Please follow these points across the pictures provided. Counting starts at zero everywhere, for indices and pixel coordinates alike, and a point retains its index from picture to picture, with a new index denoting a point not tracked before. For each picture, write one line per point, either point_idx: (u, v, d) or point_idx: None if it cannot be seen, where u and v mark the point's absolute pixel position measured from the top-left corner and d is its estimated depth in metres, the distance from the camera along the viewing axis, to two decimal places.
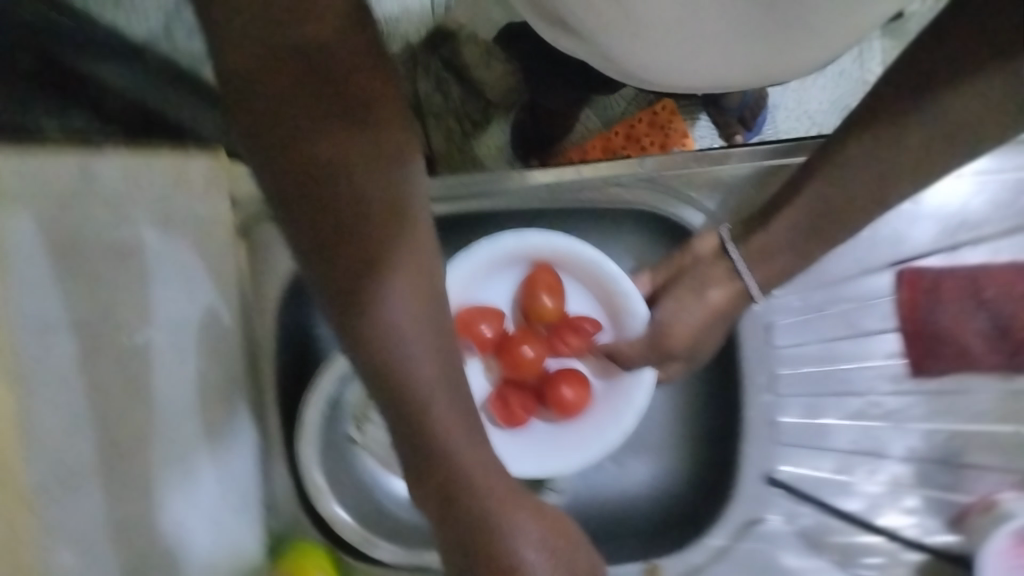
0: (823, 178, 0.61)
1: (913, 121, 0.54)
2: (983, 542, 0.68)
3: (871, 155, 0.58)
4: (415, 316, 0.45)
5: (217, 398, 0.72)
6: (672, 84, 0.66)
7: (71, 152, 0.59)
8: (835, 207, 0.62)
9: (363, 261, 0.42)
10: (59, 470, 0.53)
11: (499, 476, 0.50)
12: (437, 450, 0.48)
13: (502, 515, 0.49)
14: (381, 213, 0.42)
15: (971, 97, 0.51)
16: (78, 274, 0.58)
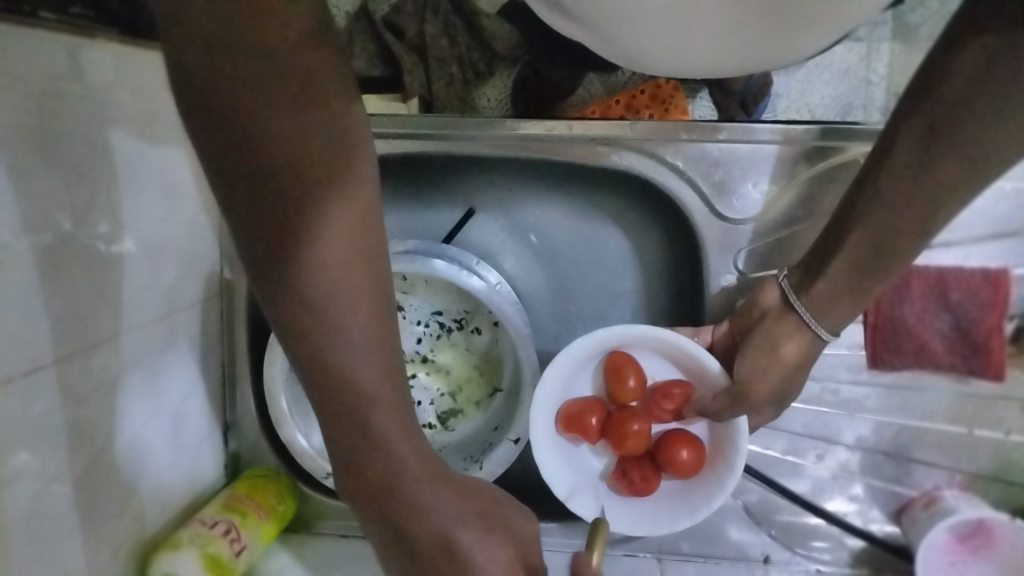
0: (858, 226, 0.52)
1: (880, 198, 0.50)
2: (922, 536, 0.71)
3: (904, 198, 0.49)
4: (317, 272, 0.43)
5: (186, 314, 0.73)
6: (662, 66, 0.68)
7: (75, 38, 0.57)
8: (881, 243, 0.51)
9: (267, 201, 0.40)
10: (57, 354, 0.55)
11: (413, 449, 0.47)
12: (350, 413, 0.46)
13: (414, 482, 0.47)
14: (284, 158, 0.40)
15: (937, 188, 0.47)
16: (79, 167, 0.57)
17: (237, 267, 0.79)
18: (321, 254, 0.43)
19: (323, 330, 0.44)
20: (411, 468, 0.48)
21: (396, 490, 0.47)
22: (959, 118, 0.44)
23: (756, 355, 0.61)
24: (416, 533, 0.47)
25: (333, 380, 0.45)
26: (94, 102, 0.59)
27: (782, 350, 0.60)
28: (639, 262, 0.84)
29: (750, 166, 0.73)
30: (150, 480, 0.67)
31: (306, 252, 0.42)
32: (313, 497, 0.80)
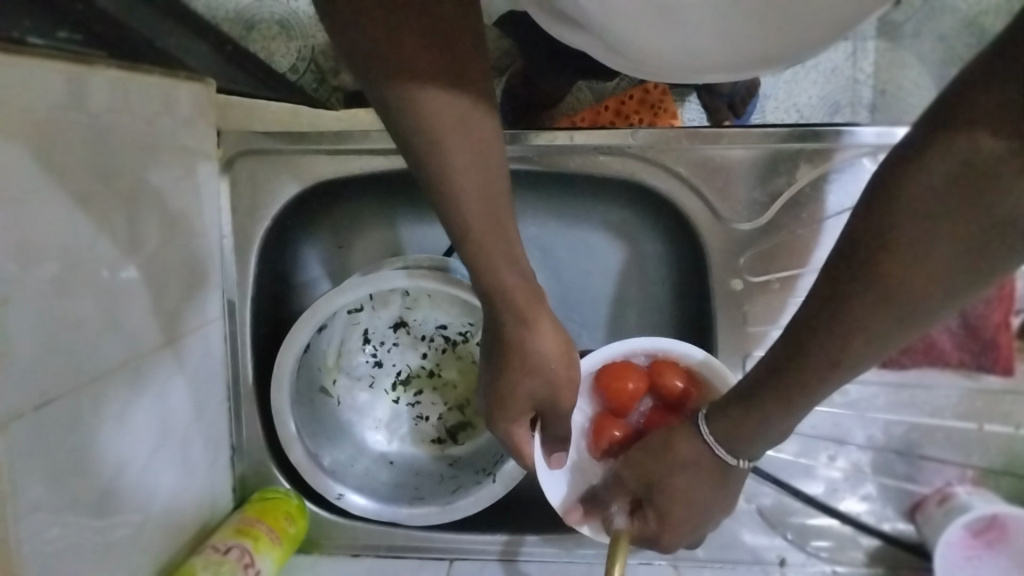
0: (794, 371, 0.45)
1: (811, 347, 0.43)
2: (938, 533, 0.72)
3: (826, 343, 0.42)
4: (451, 168, 0.48)
5: (191, 334, 0.72)
6: (673, 68, 0.69)
7: (72, 64, 0.56)
8: (814, 373, 0.44)
9: (409, 95, 0.46)
10: (62, 381, 0.54)
11: (547, 326, 0.55)
12: (508, 303, 0.53)
13: (536, 361, 0.55)
14: (428, 79, 0.46)
15: (876, 315, 0.40)
16: (74, 192, 0.56)
17: (240, 285, 0.78)
18: (476, 181, 0.49)
19: (478, 246, 0.51)
20: (538, 369, 0.56)
21: (513, 383, 0.56)
22: (912, 236, 0.37)
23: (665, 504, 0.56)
24: (502, 405, 0.58)
25: (481, 283, 0.53)
26: (92, 127, 0.58)
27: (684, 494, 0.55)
28: (642, 269, 0.84)
29: (752, 170, 0.74)
30: (162, 507, 0.67)
31: (460, 180, 0.49)
32: (325, 519, 0.79)
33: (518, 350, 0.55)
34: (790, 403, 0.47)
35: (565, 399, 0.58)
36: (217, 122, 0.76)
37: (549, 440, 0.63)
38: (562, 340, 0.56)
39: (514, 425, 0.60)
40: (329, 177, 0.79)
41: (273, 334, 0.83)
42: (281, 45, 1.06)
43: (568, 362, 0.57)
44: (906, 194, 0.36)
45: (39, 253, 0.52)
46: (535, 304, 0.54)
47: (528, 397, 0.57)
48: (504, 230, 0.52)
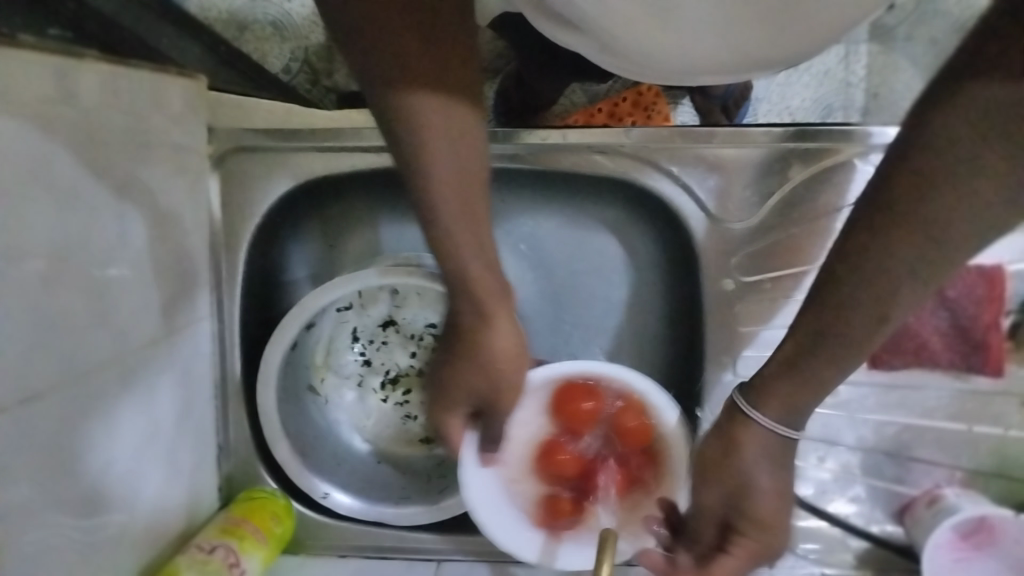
0: (803, 336, 0.45)
1: (832, 308, 0.42)
2: (927, 535, 0.71)
3: (854, 302, 0.41)
4: (425, 150, 0.48)
5: (179, 331, 0.71)
6: (665, 68, 0.69)
7: (61, 56, 0.56)
8: (855, 342, 0.43)
9: (394, 65, 0.45)
10: (46, 375, 0.53)
11: (506, 326, 0.54)
12: (465, 293, 0.52)
13: (489, 358, 0.54)
14: (414, 52, 0.45)
15: (894, 275, 0.39)
16: (61, 185, 0.56)
17: (229, 283, 0.78)
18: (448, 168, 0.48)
19: (440, 232, 0.50)
20: (487, 368, 0.54)
21: (456, 373, 0.55)
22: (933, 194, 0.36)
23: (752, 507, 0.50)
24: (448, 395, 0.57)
25: (447, 268, 0.52)
26: (82, 120, 0.58)
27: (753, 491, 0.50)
28: (633, 270, 0.84)
29: (744, 170, 0.74)
30: (149, 505, 0.66)
31: (432, 163, 0.48)
32: (312, 520, 0.79)
33: (472, 343, 0.54)
34: (817, 375, 0.46)
35: (508, 400, 0.57)
36: (207, 119, 0.76)
37: (484, 438, 0.61)
38: (519, 342, 0.55)
39: (447, 415, 0.58)
40: (320, 175, 0.79)
41: (262, 333, 0.83)
42: (274, 46, 1.06)
43: (519, 367, 0.56)
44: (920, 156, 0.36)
45: (25, 247, 0.52)
46: (497, 300, 0.53)
47: (469, 393, 0.56)
48: (476, 225, 0.51)
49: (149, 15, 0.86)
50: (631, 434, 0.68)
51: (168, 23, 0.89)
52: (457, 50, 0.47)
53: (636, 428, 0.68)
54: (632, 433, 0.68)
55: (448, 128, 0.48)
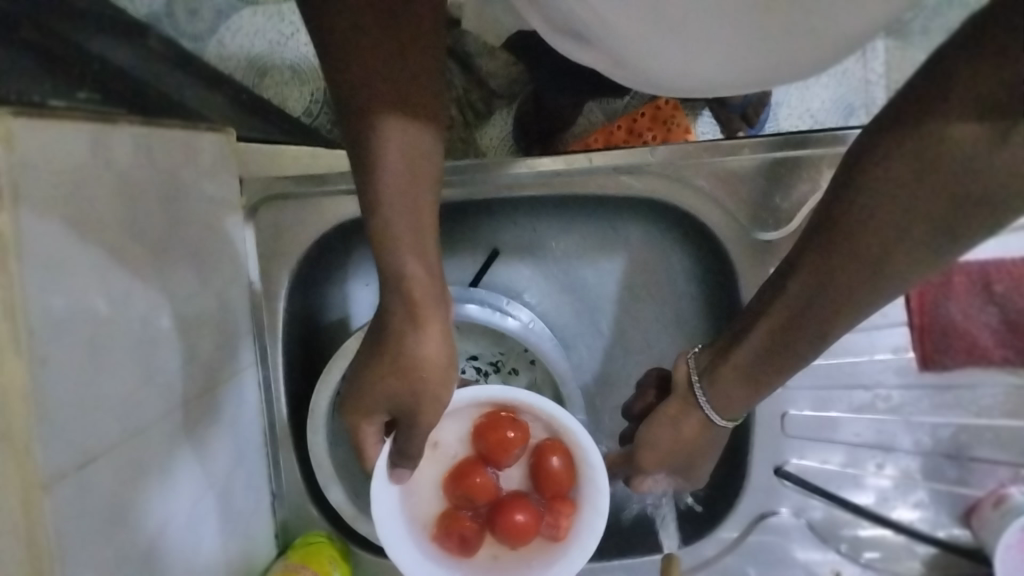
0: (762, 324, 0.52)
1: (788, 302, 0.50)
2: (996, 536, 0.70)
3: (800, 296, 0.49)
4: (382, 155, 0.51)
5: (225, 382, 0.72)
6: (681, 84, 0.68)
7: (94, 124, 0.57)
8: (818, 329, 0.49)
9: (356, 73, 0.49)
10: (101, 436, 0.54)
11: (434, 332, 0.55)
12: (395, 292, 0.54)
13: (418, 360, 0.55)
14: (379, 64, 0.49)
15: (837, 279, 0.46)
16: (102, 247, 0.56)
17: (270, 331, 0.79)
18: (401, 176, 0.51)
19: (383, 232, 0.52)
20: (407, 372, 0.56)
21: (380, 375, 0.56)
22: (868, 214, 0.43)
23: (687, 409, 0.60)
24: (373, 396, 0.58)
25: (381, 262, 0.54)
26: (120, 181, 0.59)
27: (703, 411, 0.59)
28: (669, 287, 0.84)
29: (778, 180, 0.73)
30: (206, 557, 0.66)
31: (385, 168, 0.51)
32: (369, 560, 0.79)
33: (396, 343, 0.55)
34: (781, 360, 0.53)
35: (425, 410, 0.57)
36: (239, 171, 0.77)
37: (397, 454, 0.60)
38: (450, 355, 0.57)
39: (363, 421, 0.59)
40: (351, 218, 0.79)
41: (304, 377, 0.84)
42: (294, 89, 1.07)
43: (445, 377, 0.57)
44: (871, 181, 0.43)
45: (74, 312, 0.52)
46: (431, 307, 0.55)
47: (387, 398, 0.57)
48: (421, 233, 0.54)
49: (173, 74, 0.88)
50: (553, 476, 0.68)
51: (191, 80, 0.91)
52: (423, 68, 0.50)
53: (559, 469, 0.68)
54: (552, 476, 0.68)
55: (408, 144, 0.51)
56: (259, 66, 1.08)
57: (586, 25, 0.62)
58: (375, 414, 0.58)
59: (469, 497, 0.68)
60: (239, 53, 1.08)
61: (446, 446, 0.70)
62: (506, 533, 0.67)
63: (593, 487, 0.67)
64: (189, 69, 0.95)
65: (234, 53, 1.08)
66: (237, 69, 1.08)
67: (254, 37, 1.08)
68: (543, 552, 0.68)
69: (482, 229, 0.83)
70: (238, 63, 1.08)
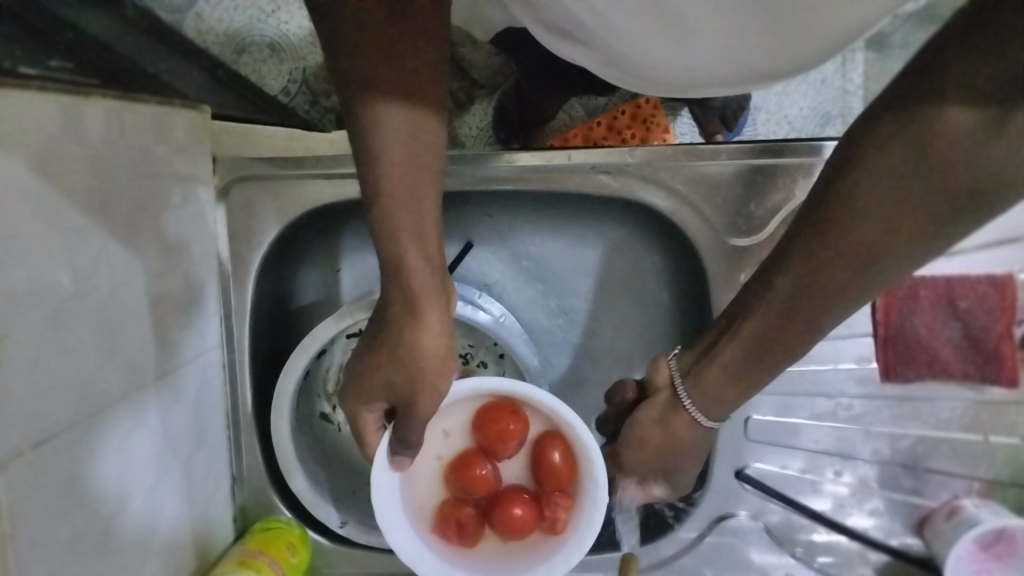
0: (752, 319, 0.51)
1: (777, 298, 0.48)
2: (947, 547, 0.71)
3: (790, 291, 0.47)
4: (382, 146, 0.50)
5: (190, 363, 0.71)
6: (664, 79, 0.69)
7: (65, 96, 0.56)
8: (810, 325, 0.48)
9: (358, 59, 0.48)
10: (59, 413, 0.53)
11: (434, 322, 0.55)
12: (400, 284, 0.54)
13: (418, 353, 0.55)
14: (382, 55, 0.48)
15: (832, 276, 0.45)
16: (68, 221, 0.55)
17: (237, 313, 0.78)
18: (402, 166, 0.51)
19: (385, 222, 0.52)
20: (406, 362, 0.55)
21: (380, 363, 0.56)
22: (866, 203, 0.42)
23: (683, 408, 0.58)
24: (375, 383, 0.57)
25: (382, 253, 0.54)
26: (90, 155, 0.58)
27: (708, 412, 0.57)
28: (641, 287, 0.84)
29: (754, 186, 0.74)
30: (163, 539, 0.66)
31: (387, 158, 0.51)
32: (327, 547, 0.78)
33: (395, 333, 0.55)
34: (770, 356, 0.52)
35: (421, 400, 0.56)
36: (212, 149, 0.76)
37: (395, 444, 0.59)
38: (449, 347, 0.56)
39: (364, 408, 0.59)
40: (326, 202, 0.79)
41: (271, 362, 0.83)
42: (272, 68, 1.06)
43: (443, 368, 0.56)
44: (869, 173, 0.42)
45: (34, 287, 0.51)
46: (431, 295, 0.54)
47: (387, 387, 0.57)
48: (422, 224, 0.53)
49: (148, 46, 0.86)
50: (553, 470, 0.65)
51: (167, 53, 0.89)
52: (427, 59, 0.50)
53: (559, 464, 0.65)
54: (552, 471, 0.65)
55: (409, 135, 0.51)
56: (237, 42, 1.06)
57: (569, 19, 0.62)
58: (376, 403, 0.58)
59: (470, 487, 0.67)
60: (217, 27, 1.06)
61: (446, 435, 0.69)
62: (505, 526, 0.67)
63: (592, 483, 0.64)
64: (164, 41, 0.93)
65: (212, 28, 1.06)
66: (215, 44, 1.06)
67: (234, 12, 1.06)
68: (544, 546, 0.66)
69: (456, 220, 0.83)
70: (216, 38, 1.06)
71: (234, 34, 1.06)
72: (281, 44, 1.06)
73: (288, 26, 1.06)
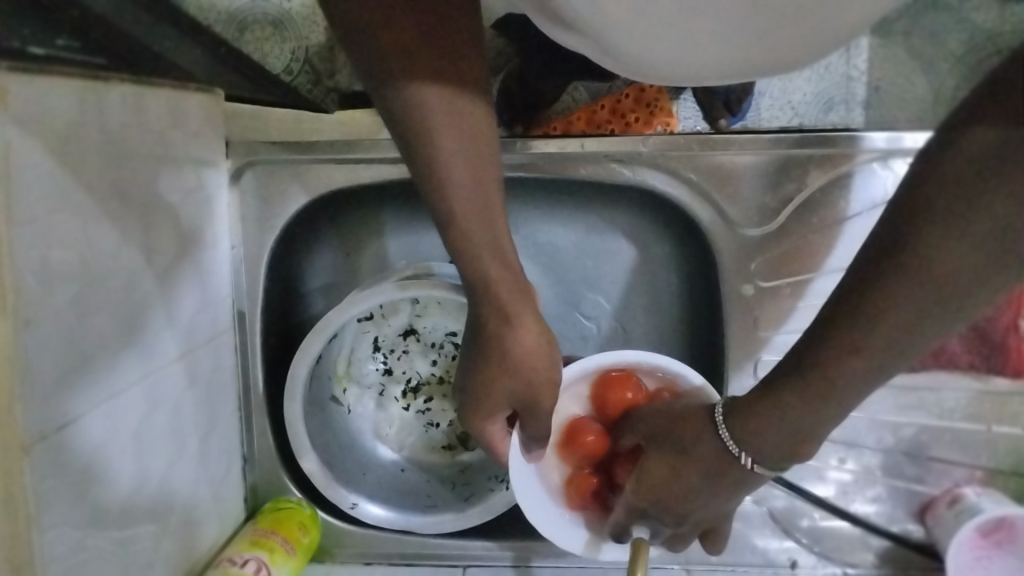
0: (796, 375, 0.49)
1: (835, 348, 0.46)
2: (949, 534, 0.72)
3: (841, 342, 0.45)
4: (440, 148, 0.51)
5: (204, 346, 0.72)
6: (669, 73, 0.68)
7: (81, 80, 0.56)
8: (868, 368, 0.46)
9: (404, 72, 0.50)
10: (78, 400, 0.53)
11: (530, 323, 0.57)
12: (498, 292, 0.56)
13: (528, 359, 0.57)
14: (424, 61, 0.50)
15: (896, 313, 0.42)
16: (86, 207, 0.55)
17: (249, 296, 0.78)
18: (460, 163, 0.52)
19: (462, 231, 0.54)
20: (517, 371, 0.57)
21: (492, 380, 0.58)
22: (928, 229, 0.39)
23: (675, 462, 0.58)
24: (492, 403, 0.59)
25: (467, 272, 0.56)
26: (107, 138, 0.58)
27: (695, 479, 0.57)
28: (649, 274, 0.85)
29: (763, 177, 0.74)
30: (179, 521, 0.67)
31: (446, 162, 0.52)
32: (338, 528, 0.79)
33: (498, 348, 0.57)
34: (815, 410, 0.49)
35: (544, 396, 0.59)
36: (225, 133, 0.76)
37: (527, 439, 0.64)
38: (547, 342, 0.58)
39: (490, 424, 0.62)
40: (338, 186, 0.79)
41: (284, 344, 0.84)
42: (274, 46, 1.06)
43: (550, 364, 0.59)
44: (930, 204, 0.38)
45: (54, 273, 0.51)
46: (518, 298, 0.57)
47: (506, 397, 0.59)
48: (494, 222, 0.55)
49: (156, 23, 0.86)
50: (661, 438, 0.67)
51: (172, 30, 0.89)
52: (462, 56, 0.52)
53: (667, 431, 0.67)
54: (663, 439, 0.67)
55: (462, 130, 0.52)
56: (239, 19, 1.06)
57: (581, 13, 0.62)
58: (495, 419, 0.61)
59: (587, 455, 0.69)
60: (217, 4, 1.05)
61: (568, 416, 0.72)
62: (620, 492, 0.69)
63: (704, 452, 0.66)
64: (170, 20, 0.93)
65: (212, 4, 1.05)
66: (215, 20, 1.05)
67: None
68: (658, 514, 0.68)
69: None
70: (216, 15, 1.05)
71: (235, 11, 1.06)
72: (280, 21, 1.06)
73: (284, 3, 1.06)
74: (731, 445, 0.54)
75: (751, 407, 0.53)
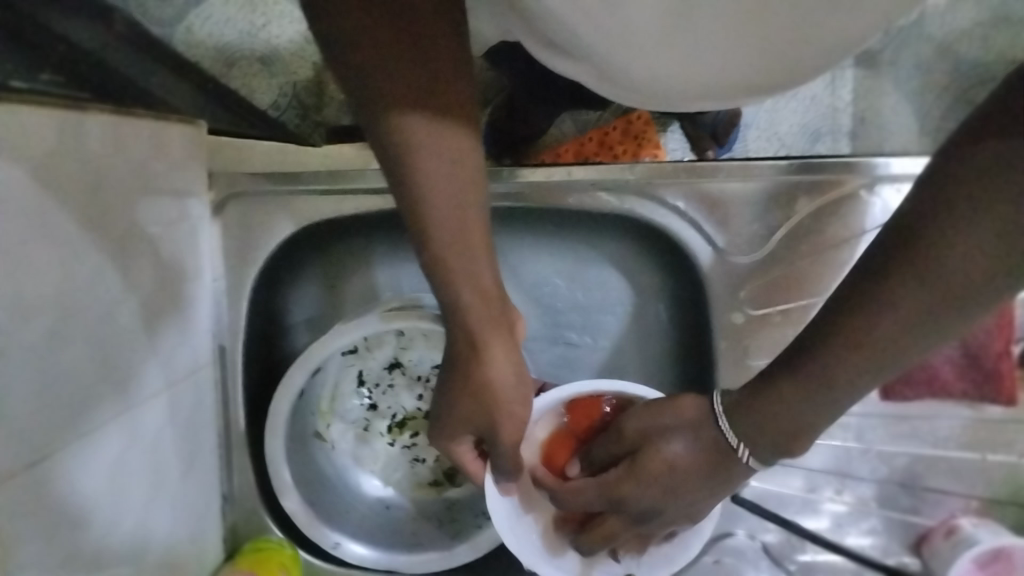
0: (805, 371, 0.46)
1: (835, 345, 0.44)
2: (947, 567, 0.71)
3: (846, 336, 0.43)
4: (415, 170, 0.51)
5: (183, 378, 0.70)
6: (650, 95, 0.68)
7: (63, 111, 0.55)
8: (867, 369, 0.43)
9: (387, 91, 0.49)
10: (52, 431, 0.52)
11: (507, 353, 0.56)
12: (473, 317, 0.55)
13: (498, 389, 0.56)
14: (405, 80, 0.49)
15: (905, 317, 0.41)
16: (64, 239, 0.54)
17: (233, 328, 0.77)
18: (438, 191, 0.51)
19: (436, 255, 0.53)
20: (481, 398, 0.57)
21: (457, 400, 0.57)
22: (943, 227, 0.38)
23: (643, 466, 0.54)
24: (458, 422, 0.59)
25: (440, 293, 0.55)
26: (87, 171, 0.58)
27: (677, 475, 0.53)
28: (639, 303, 0.84)
29: (751, 204, 0.74)
30: (156, 561, 0.65)
31: (423, 187, 0.51)
32: (319, 568, 0.77)
33: (466, 370, 0.56)
34: (813, 399, 0.46)
35: (505, 430, 0.58)
36: (207, 165, 0.75)
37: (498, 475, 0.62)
38: (519, 377, 0.57)
39: (454, 442, 0.60)
40: (322, 216, 0.78)
41: (269, 377, 0.83)
42: (262, 82, 1.05)
43: (519, 395, 0.57)
44: (950, 197, 0.37)
45: (30, 304, 0.50)
46: (494, 328, 0.56)
47: (467, 421, 0.58)
48: (475, 254, 0.54)
49: (144, 56, 0.86)
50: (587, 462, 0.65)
51: (161, 64, 0.89)
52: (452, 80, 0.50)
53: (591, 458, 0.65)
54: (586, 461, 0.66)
55: (446, 158, 0.51)
56: (226, 54, 1.05)
57: (567, 40, 0.62)
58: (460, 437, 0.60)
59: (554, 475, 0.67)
60: (207, 40, 1.06)
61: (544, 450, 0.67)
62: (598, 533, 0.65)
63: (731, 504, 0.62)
64: (157, 55, 0.92)
65: (201, 40, 1.05)
66: (205, 55, 1.05)
67: (225, 26, 1.05)
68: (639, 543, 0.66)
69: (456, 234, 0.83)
70: (204, 51, 1.05)
71: (222, 44, 1.05)
72: (268, 57, 1.05)
73: (271, 39, 1.05)
74: (725, 431, 0.51)
75: (751, 398, 0.50)
